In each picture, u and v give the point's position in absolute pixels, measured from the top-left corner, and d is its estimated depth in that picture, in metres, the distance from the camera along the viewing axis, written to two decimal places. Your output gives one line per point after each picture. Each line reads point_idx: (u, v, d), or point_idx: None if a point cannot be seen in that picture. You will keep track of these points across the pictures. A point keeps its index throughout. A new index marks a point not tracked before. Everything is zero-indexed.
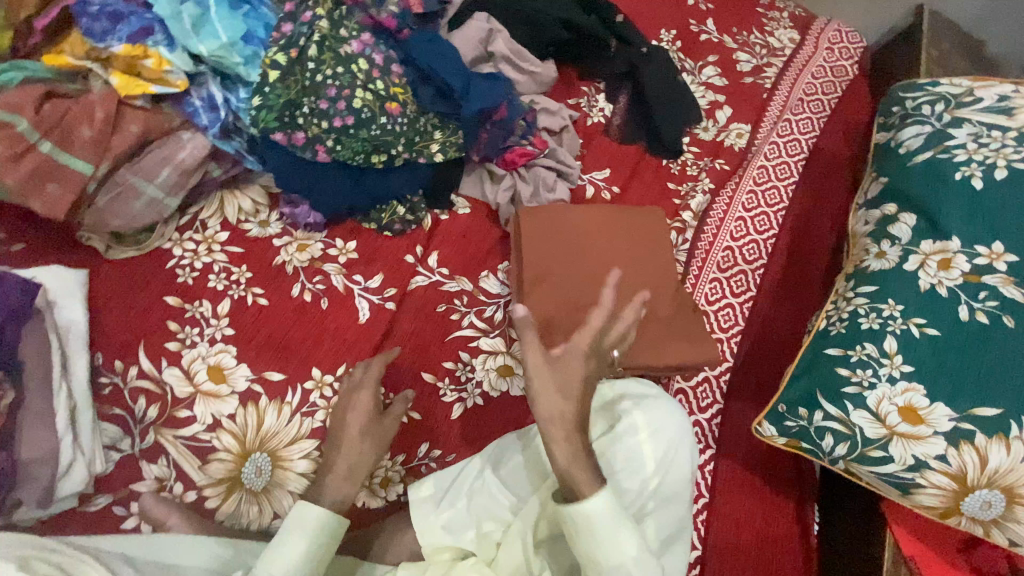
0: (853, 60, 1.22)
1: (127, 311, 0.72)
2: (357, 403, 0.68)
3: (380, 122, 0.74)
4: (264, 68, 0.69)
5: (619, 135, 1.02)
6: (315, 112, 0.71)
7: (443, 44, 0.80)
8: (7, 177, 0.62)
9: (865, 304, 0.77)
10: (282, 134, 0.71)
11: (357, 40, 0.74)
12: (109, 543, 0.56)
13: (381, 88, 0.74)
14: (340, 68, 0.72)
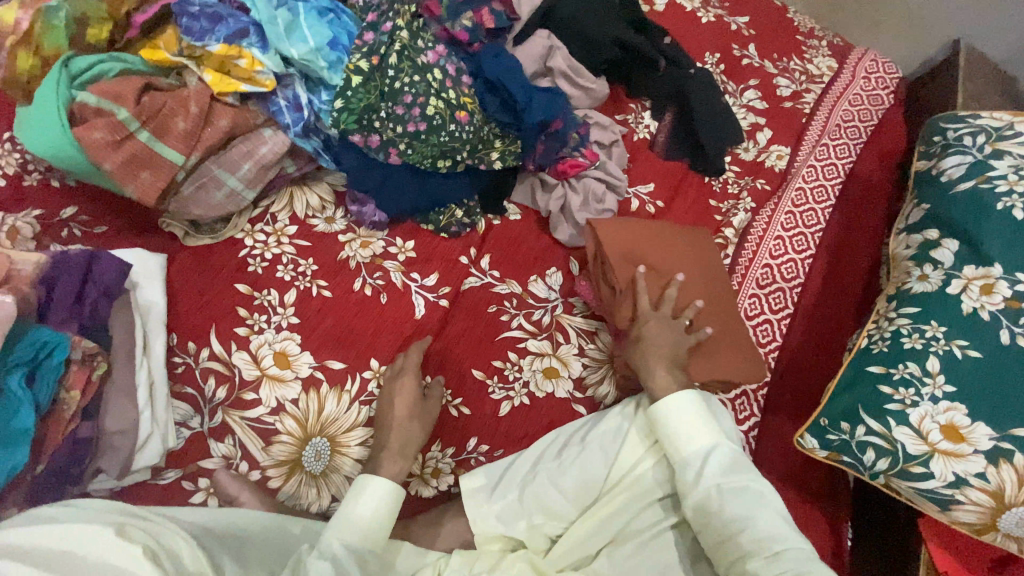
0: (888, 90, 1.24)
1: (200, 294, 0.75)
2: (399, 388, 0.74)
3: (448, 129, 0.78)
4: (348, 73, 0.74)
5: (664, 151, 1.06)
6: (391, 117, 0.76)
7: (508, 59, 0.84)
8: (106, 162, 0.66)
9: (908, 324, 0.79)
10: (359, 136, 0.76)
11: (432, 51, 0.79)
12: (193, 514, 0.62)
13: (452, 97, 0.78)
14: (417, 76, 0.76)
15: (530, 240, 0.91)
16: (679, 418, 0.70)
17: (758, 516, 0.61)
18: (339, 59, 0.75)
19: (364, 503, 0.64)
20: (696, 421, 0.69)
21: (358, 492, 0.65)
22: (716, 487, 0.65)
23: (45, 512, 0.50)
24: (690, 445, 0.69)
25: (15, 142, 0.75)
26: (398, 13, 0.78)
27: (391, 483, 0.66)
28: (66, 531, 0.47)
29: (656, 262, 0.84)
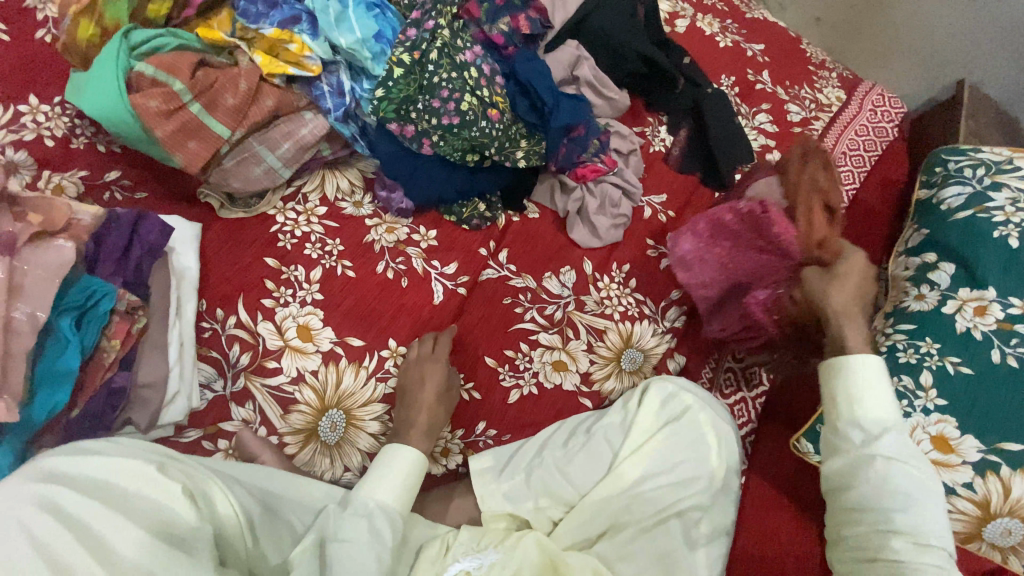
0: (893, 123, 1.29)
1: (231, 265, 0.78)
2: (426, 372, 0.76)
3: (480, 125, 0.82)
4: (390, 65, 0.79)
5: (678, 165, 1.10)
6: (428, 109, 0.80)
7: (540, 63, 0.89)
8: (158, 130, 0.69)
9: (903, 339, 0.83)
10: (396, 125, 0.81)
11: (470, 51, 0.83)
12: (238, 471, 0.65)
13: (485, 95, 0.82)
14: (455, 73, 0.81)
15: (552, 237, 0.95)
16: (860, 390, 0.69)
17: (920, 502, 0.64)
18: (383, 51, 0.79)
19: (394, 470, 0.67)
20: (883, 395, 0.69)
21: (387, 465, 0.68)
22: (886, 459, 0.66)
23: (86, 444, 0.52)
24: (871, 412, 0.68)
25: (65, 106, 0.78)
26: (440, 13, 0.82)
27: (419, 455, 0.70)
28: (109, 463, 0.50)
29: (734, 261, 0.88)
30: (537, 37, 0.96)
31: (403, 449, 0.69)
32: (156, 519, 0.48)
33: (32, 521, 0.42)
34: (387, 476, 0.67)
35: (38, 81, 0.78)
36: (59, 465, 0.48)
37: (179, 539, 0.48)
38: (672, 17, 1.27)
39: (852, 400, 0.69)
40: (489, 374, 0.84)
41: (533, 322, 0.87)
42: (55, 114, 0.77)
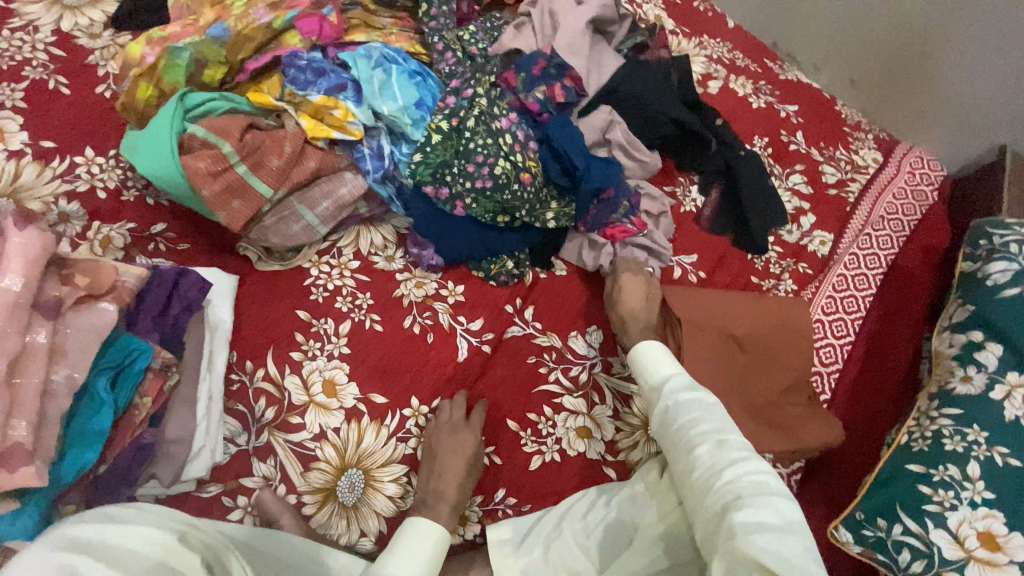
0: (932, 186, 1.27)
1: (263, 318, 0.79)
2: (459, 441, 0.75)
3: (512, 188, 0.83)
4: (429, 131, 0.82)
5: (709, 225, 1.09)
6: (462, 173, 0.82)
7: (573, 129, 0.90)
8: (205, 189, 0.72)
9: (950, 425, 0.79)
10: (431, 188, 0.83)
11: (505, 117, 0.85)
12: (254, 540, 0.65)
13: (519, 160, 0.84)
14: (490, 140, 0.83)
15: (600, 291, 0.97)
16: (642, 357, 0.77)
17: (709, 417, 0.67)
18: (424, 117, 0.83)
19: (413, 542, 0.66)
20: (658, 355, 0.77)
21: (410, 537, 0.66)
22: (671, 401, 0.71)
23: (107, 509, 0.53)
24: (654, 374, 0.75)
25: (119, 159, 0.83)
26: (479, 82, 0.86)
27: (442, 529, 0.68)
28: (131, 532, 0.50)
29: (745, 336, 0.90)
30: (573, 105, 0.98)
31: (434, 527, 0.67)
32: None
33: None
34: (407, 550, 0.65)
35: (96, 135, 0.84)
36: (81, 531, 0.48)
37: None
38: (705, 78, 1.29)
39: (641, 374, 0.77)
40: (511, 437, 0.82)
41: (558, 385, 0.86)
42: (109, 166, 0.82)
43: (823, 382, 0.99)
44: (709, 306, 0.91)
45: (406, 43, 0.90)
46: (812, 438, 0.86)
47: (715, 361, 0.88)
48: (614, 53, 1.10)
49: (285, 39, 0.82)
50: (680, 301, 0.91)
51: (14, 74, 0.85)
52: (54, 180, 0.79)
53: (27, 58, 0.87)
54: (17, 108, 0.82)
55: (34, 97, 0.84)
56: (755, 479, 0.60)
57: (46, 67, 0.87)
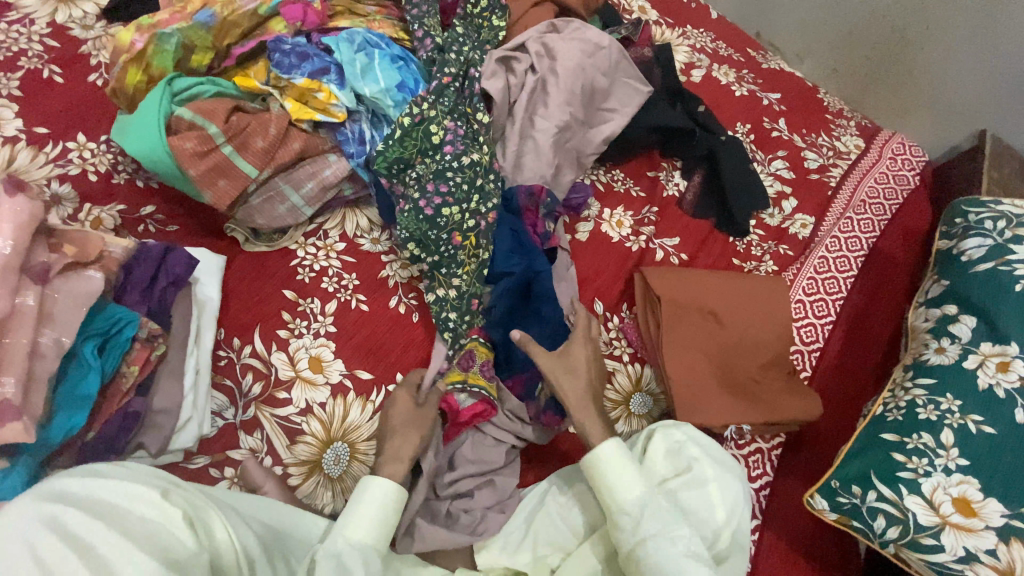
0: (915, 171, 1.29)
1: (250, 297, 0.81)
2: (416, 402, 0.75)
3: (472, 184, 0.85)
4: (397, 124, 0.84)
5: (691, 209, 1.11)
6: (426, 171, 0.85)
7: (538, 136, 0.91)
8: (191, 168, 0.74)
9: (923, 395, 0.80)
10: (387, 181, 0.85)
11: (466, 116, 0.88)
12: (222, 492, 0.64)
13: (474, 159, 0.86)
14: (454, 138, 0.85)
15: (606, 268, 0.99)
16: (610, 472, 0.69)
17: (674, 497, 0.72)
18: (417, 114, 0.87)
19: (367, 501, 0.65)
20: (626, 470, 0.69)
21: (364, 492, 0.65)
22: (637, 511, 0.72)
23: (96, 465, 0.56)
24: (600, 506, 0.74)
25: (110, 145, 0.85)
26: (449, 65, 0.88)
27: (398, 486, 0.66)
28: (115, 488, 0.53)
29: (727, 312, 0.92)
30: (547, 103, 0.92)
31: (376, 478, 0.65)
32: (154, 541, 0.50)
33: (47, 547, 0.45)
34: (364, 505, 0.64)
35: (87, 121, 0.86)
36: (71, 486, 0.51)
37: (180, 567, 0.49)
38: (688, 67, 1.31)
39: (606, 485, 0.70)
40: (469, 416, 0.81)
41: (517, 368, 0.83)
42: (100, 151, 0.84)
43: (803, 360, 1.01)
44: (691, 284, 0.94)
45: (389, 30, 0.93)
46: (795, 413, 0.87)
47: (696, 336, 0.90)
48: (618, 50, 0.98)
49: (269, 26, 0.85)
50: (662, 278, 0.93)
51: (10, 64, 0.87)
52: (46, 165, 0.81)
53: (23, 49, 0.89)
54: (11, 96, 0.85)
55: (28, 85, 0.86)
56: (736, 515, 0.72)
57: (41, 57, 0.89)
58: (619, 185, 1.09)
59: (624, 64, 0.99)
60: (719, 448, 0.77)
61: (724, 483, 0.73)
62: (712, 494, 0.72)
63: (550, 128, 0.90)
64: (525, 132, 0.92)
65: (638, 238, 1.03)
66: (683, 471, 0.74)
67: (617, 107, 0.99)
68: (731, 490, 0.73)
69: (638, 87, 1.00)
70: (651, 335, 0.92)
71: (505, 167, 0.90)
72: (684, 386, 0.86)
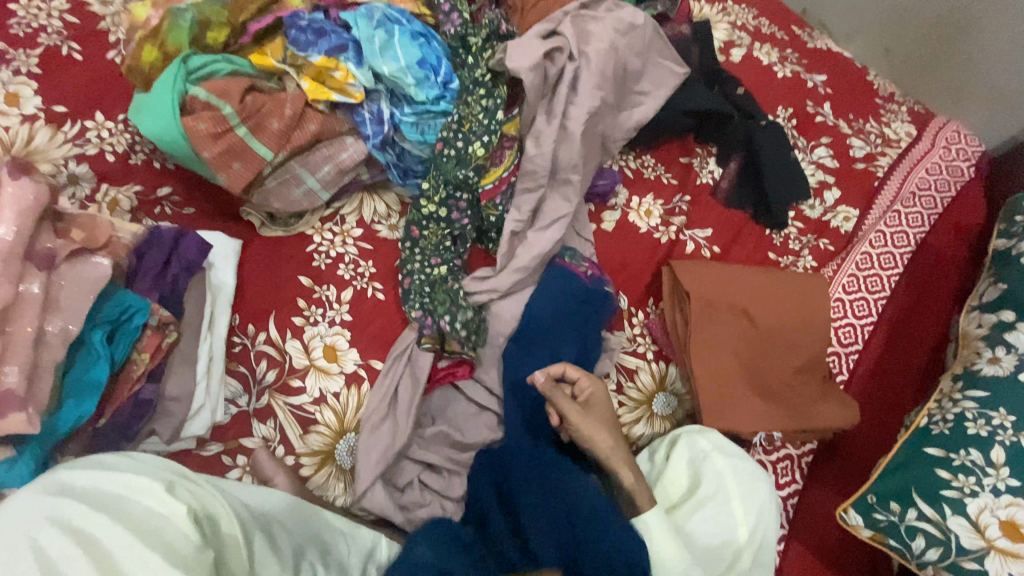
0: (970, 162, 1.19)
1: (267, 283, 0.80)
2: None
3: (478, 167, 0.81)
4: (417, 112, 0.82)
5: (726, 199, 1.05)
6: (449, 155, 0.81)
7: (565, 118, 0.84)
8: (205, 150, 0.72)
9: (974, 408, 0.75)
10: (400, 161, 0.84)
11: (490, 94, 0.82)
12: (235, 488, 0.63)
13: (486, 136, 0.80)
14: (475, 119, 0.81)
15: (633, 259, 0.95)
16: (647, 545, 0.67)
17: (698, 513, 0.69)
18: (442, 94, 0.82)
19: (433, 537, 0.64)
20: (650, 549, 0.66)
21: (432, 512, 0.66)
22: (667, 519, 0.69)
23: (104, 457, 0.55)
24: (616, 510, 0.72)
25: (128, 124, 0.84)
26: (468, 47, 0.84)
27: None
28: (120, 479, 0.52)
29: (759, 311, 0.86)
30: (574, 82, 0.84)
31: None
32: (153, 533, 0.48)
33: (52, 544, 0.44)
34: None
35: (106, 100, 0.85)
36: (74, 479, 0.50)
37: (186, 555, 0.48)
38: (728, 46, 1.23)
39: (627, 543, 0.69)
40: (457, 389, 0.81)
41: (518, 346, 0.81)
42: (118, 131, 0.83)
43: (839, 363, 0.96)
44: (723, 279, 0.88)
45: (411, 5, 0.88)
46: (825, 420, 0.82)
47: (726, 336, 0.85)
48: (650, 25, 0.90)
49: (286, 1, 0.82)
50: (689, 272, 0.88)
51: (28, 40, 0.86)
52: (64, 144, 0.80)
53: (42, 24, 0.87)
54: (29, 73, 0.84)
55: (47, 62, 0.85)
56: (759, 530, 0.68)
57: (60, 33, 0.88)
58: (649, 172, 1.03)
59: (661, 43, 0.92)
60: (747, 459, 0.73)
61: (746, 495, 0.70)
62: (735, 510, 0.68)
63: (583, 113, 0.83)
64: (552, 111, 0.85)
65: (668, 228, 0.98)
66: (709, 480, 0.71)
67: (649, 90, 0.92)
68: (754, 502, 0.69)
69: (673, 70, 0.93)
70: (679, 333, 0.87)
71: (540, 162, 0.83)
72: (713, 388, 0.82)
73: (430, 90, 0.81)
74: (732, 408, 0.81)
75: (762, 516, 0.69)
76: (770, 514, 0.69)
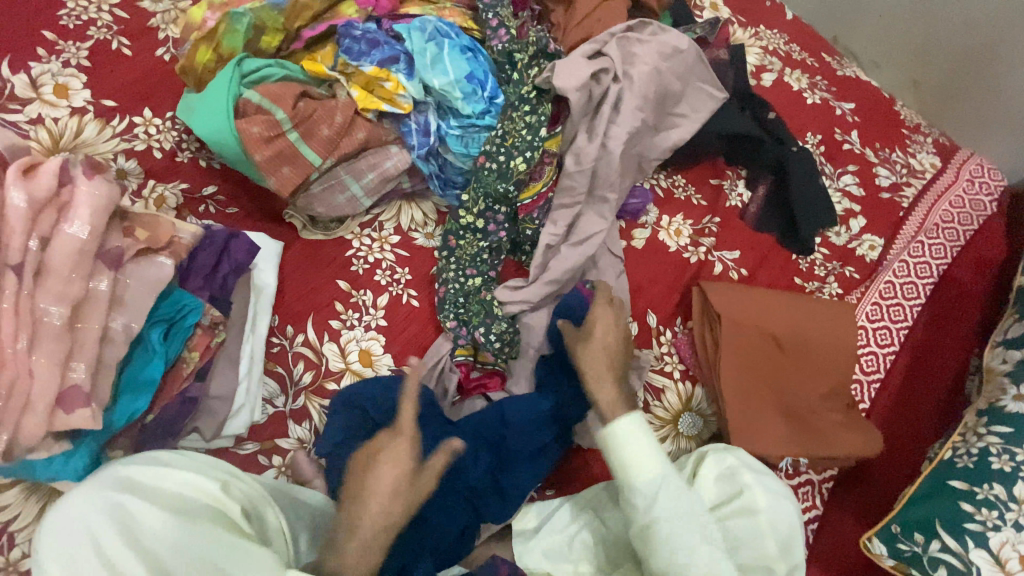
0: (993, 196, 1.20)
1: (306, 285, 0.81)
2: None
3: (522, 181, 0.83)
4: (462, 126, 0.84)
5: (754, 222, 1.06)
6: (494, 170, 0.82)
7: (607, 138, 0.85)
8: (257, 154, 0.73)
9: (998, 443, 0.76)
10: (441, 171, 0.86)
11: (534, 111, 0.83)
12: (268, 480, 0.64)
13: (531, 151, 0.81)
14: (520, 133, 0.82)
15: (662, 278, 0.96)
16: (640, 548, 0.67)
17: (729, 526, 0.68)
18: (487, 109, 0.83)
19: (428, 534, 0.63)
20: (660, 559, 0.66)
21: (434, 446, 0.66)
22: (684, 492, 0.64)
23: (159, 454, 0.55)
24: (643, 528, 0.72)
25: (175, 122, 0.85)
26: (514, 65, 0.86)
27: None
28: (178, 478, 0.53)
29: (786, 335, 0.88)
30: (617, 103, 0.86)
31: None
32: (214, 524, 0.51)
33: (111, 544, 0.44)
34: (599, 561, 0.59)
35: (154, 97, 0.86)
36: (133, 474, 0.51)
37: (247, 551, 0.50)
38: (759, 70, 1.25)
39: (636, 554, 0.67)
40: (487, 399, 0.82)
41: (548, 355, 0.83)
42: (165, 128, 0.84)
43: (862, 391, 0.96)
44: (752, 303, 0.89)
45: (458, 19, 0.90)
46: (849, 448, 0.83)
47: (753, 359, 0.86)
48: (693, 49, 0.91)
49: (340, 10, 0.84)
50: (719, 294, 0.89)
51: (77, 33, 0.87)
52: (113, 139, 0.82)
53: (91, 18, 0.88)
54: (81, 66, 0.85)
55: (98, 56, 0.86)
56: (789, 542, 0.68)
57: (111, 28, 0.89)
58: (679, 192, 1.04)
59: (702, 68, 0.93)
60: (773, 476, 0.74)
61: (774, 507, 0.69)
62: (764, 522, 0.68)
63: (624, 134, 0.85)
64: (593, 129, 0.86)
65: (697, 249, 1.00)
66: (737, 494, 0.71)
67: (687, 114, 0.94)
68: (782, 516, 0.69)
69: (712, 94, 0.94)
70: (708, 354, 0.88)
71: (580, 180, 0.85)
72: (740, 410, 0.83)
73: (476, 104, 0.83)
74: (758, 431, 0.82)
75: (790, 526, 0.69)
76: (798, 532, 0.69)
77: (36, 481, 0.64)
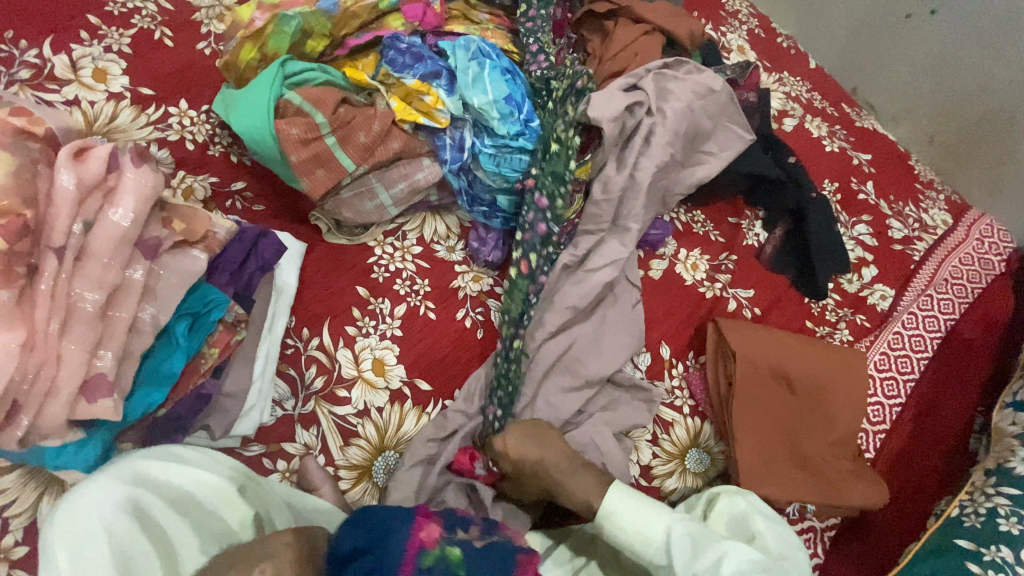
0: (1001, 257, 1.22)
1: (325, 288, 0.80)
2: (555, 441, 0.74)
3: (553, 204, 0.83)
4: (496, 144, 0.84)
5: (770, 263, 1.07)
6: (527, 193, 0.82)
7: (637, 169, 0.86)
8: (293, 155, 0.74)
9: (1006, 505, 0.76)
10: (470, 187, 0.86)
11: (569, 137, 0.84)
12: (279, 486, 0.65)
13: (564, 178, 0.83)
14: (553, 157, 0.83)
15: (678, 311, 0.96)
16: (619, 519, 0.69)
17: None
18: (522, 131, 0.84)
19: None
20: (639, 507, 0.69)
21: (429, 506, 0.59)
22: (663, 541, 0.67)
23: (182, 450, 0.58)
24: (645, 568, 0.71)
25: (210, 116, 0.85)
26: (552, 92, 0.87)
27: (629, 498, 0.70)
28: (195, 477, 0.55)
29: (799, 378, 0.89)
30: (649, 136, 0.87)
31: (615, 493, 0.70)
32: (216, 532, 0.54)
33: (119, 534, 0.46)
34: (628, 515, 0.69)
35: (192, 89, 0.86)
36: (154, 468, 0.53)
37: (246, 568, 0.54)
38: (781, 115, 1.27)
39: (607, 515, 0.69)
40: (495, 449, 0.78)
41: (561, 379, 0.83)
42: (200, 121, 0.84)
43: (868, 441, 0.96)
44: (768, 343, 0.89)
45: (500, 41, 0.92)
46: (856, 497, 0.83)
47: (765, 400, 0.87)
48: (726, 89, 0.93)
49: (387, 22, 0.85)
50: (735, 333, 0.90)
51: (122, 20, 0.87)
52: (147, 127, 0.82)
53: (137, 6, 0.89)
54: (121, 52, 0.85)
55: (139, 44, 0.86)
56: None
57: (154, 17, 0.89)
58: (698, 227, 1.05)
59: (734, 109, 0.95)
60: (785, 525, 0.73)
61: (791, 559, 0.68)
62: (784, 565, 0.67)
63: (652, 167, 0.86)
64: (623, 159, 0.88)
65: (713, 284, 1.00)
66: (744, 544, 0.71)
67: (715, 152, 0.95)
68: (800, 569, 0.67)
69: (741, 135, 0.95)
70: (720, 392, 0.88)
71: (607, 210, 0.86)
72: (750, 450, 0.83)
73: (512, 125, 0.83)
74: (767, 474, 0.82)
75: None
76: None
77: (37, 467, 0.63)
